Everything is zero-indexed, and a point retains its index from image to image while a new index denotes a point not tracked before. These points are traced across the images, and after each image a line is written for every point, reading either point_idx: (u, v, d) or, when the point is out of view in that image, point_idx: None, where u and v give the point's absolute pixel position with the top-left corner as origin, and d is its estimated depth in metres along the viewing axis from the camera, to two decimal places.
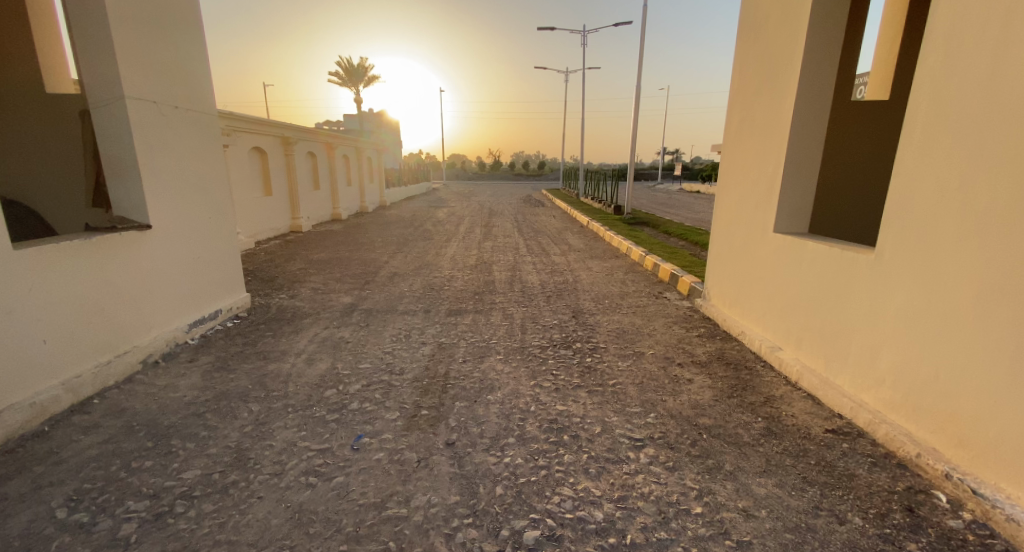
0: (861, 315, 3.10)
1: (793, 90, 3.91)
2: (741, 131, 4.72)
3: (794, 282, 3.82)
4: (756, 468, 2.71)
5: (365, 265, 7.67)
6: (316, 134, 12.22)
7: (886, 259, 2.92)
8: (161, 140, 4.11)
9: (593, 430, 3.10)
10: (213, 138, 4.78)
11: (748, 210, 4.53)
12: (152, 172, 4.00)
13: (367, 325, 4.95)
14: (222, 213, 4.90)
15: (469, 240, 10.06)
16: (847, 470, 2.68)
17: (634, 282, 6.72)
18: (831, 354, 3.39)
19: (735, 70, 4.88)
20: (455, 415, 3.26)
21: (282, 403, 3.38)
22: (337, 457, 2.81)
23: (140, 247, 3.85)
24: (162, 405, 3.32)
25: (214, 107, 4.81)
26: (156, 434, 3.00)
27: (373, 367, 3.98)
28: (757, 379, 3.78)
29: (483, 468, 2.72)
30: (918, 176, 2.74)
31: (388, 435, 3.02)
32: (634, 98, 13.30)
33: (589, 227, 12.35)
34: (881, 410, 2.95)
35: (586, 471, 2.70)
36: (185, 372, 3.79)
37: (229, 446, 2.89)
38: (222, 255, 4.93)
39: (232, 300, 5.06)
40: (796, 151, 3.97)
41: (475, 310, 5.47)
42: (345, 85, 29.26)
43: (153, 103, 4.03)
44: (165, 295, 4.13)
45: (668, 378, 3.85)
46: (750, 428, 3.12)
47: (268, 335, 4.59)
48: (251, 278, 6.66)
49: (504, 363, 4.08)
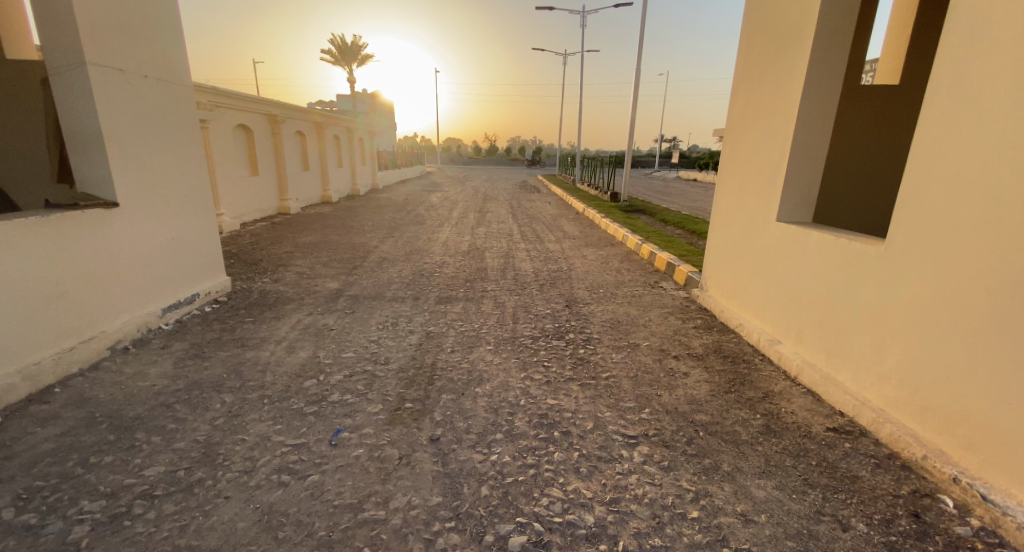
0: (866, 310, 2.97)
1: (801, 71, 3.73)
2: (744, 116, 4.53)
3: (795, 275, 3.69)
4: (755, 469, 2.58)
5: (354, 249, 7.45)
6: (305, 113, 11.86)
7: (894, 251, 2.78)
8: (128, 111, 3.85)
9: (585, 426, 2.96)
10: (191, 114, 4.54)
11: (751, 198, 4.35)
12: (118, 145, 3.74)
13: (353, 312, 4.77)
14: (200, 193, 4.67)
15: (463, 226, 9.85)
16: (849, 472, 2.55)
17: (630, 271, 6.57)
18: (832, 350, 3.27)
19: (739, 53, 4.69)
20: (440, 408, 3.10)
21: (258, 394, 3.21)
22: (313, 453, 2.64)
23: (106, 225, 3.62)
24: (128, 394, 3.14)
25: (188, 78, 4.52)
26: (120, 427, 2.82)
27: (357, 357, 3.81)
28: (755, 373, 3.65)
29: (468, 466, 2.57)
30: (931, 164, 2.58)
31: (369, 430, 2.86)
32: (634, 84, 13.05)
33: (585, 213, 12.16)
34: (885, 409, 2.83)
35: (577, 470, 2.56)
36: (156, 359, 3.60)
37: (197, 441, 2.71)
38: (200, 237, 4.71)
39: (210, 284, 4.85)
40: (802, 138, 3.79)
41: (466, 297, 5.29)
42: (337, 64, 28.64)
43: (118, 71, 3.76)
44: (135, 277, 3.91)
45: (664, 371, 3.71)
46: (748, 425, 2.99)
47: (248, 321, 4.40)
48: (235, 262, 6.44)
49: (493, 353, 3.92)
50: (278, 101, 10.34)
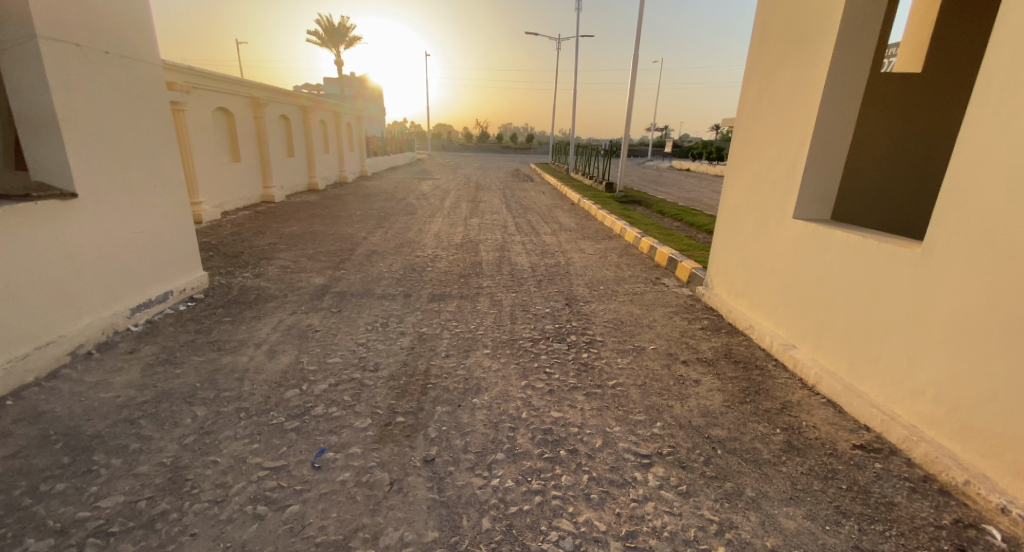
0: (895, 317, 2.79)
1: (825, 58, 3.45)
2: (759, 104, 4.25)
3: (811, 276, 3.48)
4: (781, 495, 2.37)
5: (341, 241, 7.10)
6: (289, 95, 11.36)
7: (934, 255, 2.59)
8: (89, 92, 3.47)
9: (593, 443, 2.71)
10: (160, 94, 4.15)
11: (764, 193, 4.10)
12: (78, 131, 3.37)
13: (340, 311, 4.46)
14: (171, 182, 4.31)
15: (455, 217, 9.52)
16: (883, 498, 2.38)
17: (630, 266, 6.31)
18: (854, 358, 3.08)
19: (753, 37, 4.39)
20: (435, 423, 2.84)
21: (233, 407, 2.91)
22: (294, 479, 2.36)
23: (66, 219, 3.27)
24: (88, 408, 2.80)
25: (157, 54, 4.12)
26: (76, 447, 2.49)
27: (343, 362, 3.52)
28: (770, 381, 3.44)
29: (467, 494, 2.31)
30: (985, 161, 2.36)
31: (357, 450, 2.58)
32: (632, 72, 12.69)
33: (580, 204, 11.86)
34: (917, 426, 2.67)
35: (587, 497, 2.32)
36: (122, 366, 3.26)
37: (163, 464, 2.40)
38: (172, 229, 4.34)
39: (185, 280, 4.50)
40: (824, 130, 3.54)
41: (460, 295, 5.01)
42: (324, 46, 27.78)
43: (75, 47, 3.37)
44: (102, 276, 3.58)
45: (673, 379, 3.47)
46: (769, 442, 2.77)
47: (226, 322, 4.08)
48: (213, 254, 6.07)
49: (491, 358, 3.66)
50: (260, 82, 9.84)
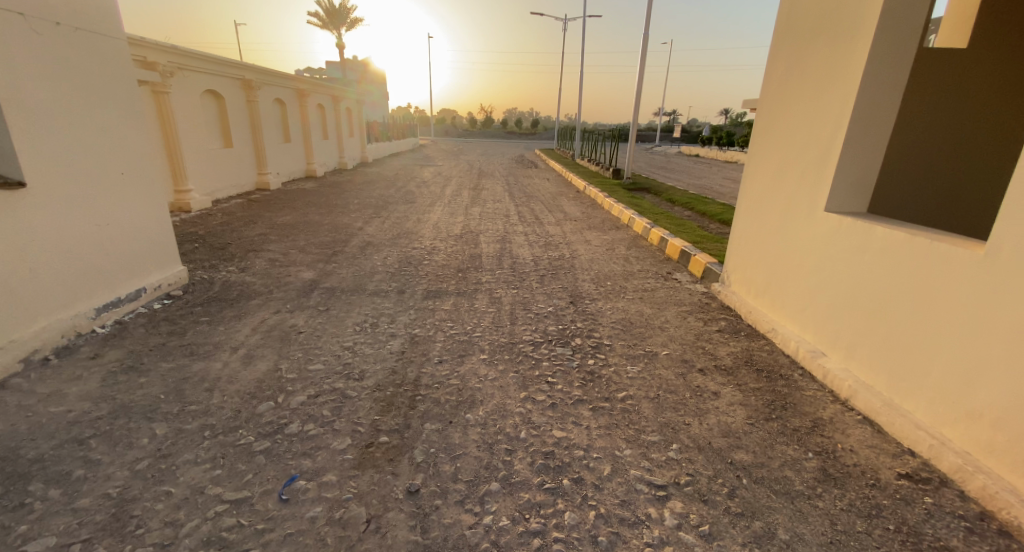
0: (947, 327, 2.43)
1: (868, 30, 3.02)
2: (787, 83, 3.82)
3: (844, 276, 3.11)
4: (819, 539, 2.04)
5: (334, 232, 6.75)
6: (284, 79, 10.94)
7: (1003, 258, 2.21)
8: (36, 67, 3.11)
9: (601, 470, 2.38)
10: (125, 73, 3.78)
11: (790, 182, 3.70)
12: (23, 110, 3.02)
13: (327, 309, 4.14)
14: (143, 170, 3.96)
15: (455, 205, 9.13)
16: (937, 543, 2.05)
17: (639, 260, 5.93)
18: (896, 373, 2.73)
19: (781, 8, 3.95)
20: (423, 443, 2.52)
21: (198, 424, 2.59)
22: (256, 515, 2.05)
23: (13, 212, 2.95)
24: (33, 426, 2.50)
25: (121, 27, 3.75)
26: (12, 474, 2.19)
27: (325, 370, 3.19)
28: (798, 394, 3.09)
29: (454, 535, 2.00)
30: None
31: (332, 477, 2.27)
32: (641, 54, 12.07)
33: (585, 192, 11.42)
34: (972, 453, 2.32)
35: (594, 540, 2.01)
36: (81, 375, 2.95)
37: (108, 497, 2.10)
38: (144, 222, 4.00)
39: (160, 276, 4.18)
40: (863, 112, 3.13)
41: (457, 291, 4.67)
42: (324, 28, 27.18)
43: (20, 16, 3.01)
44: (60, 274, 3.26)
45: (690, 391, 3.12)
46: (802, 469, 2.43)
47: (203, 322, 3.76)
48: (198, 246, 5.76)
49: (488, 365, 3.32)
50: (252, 65, 9.44)
